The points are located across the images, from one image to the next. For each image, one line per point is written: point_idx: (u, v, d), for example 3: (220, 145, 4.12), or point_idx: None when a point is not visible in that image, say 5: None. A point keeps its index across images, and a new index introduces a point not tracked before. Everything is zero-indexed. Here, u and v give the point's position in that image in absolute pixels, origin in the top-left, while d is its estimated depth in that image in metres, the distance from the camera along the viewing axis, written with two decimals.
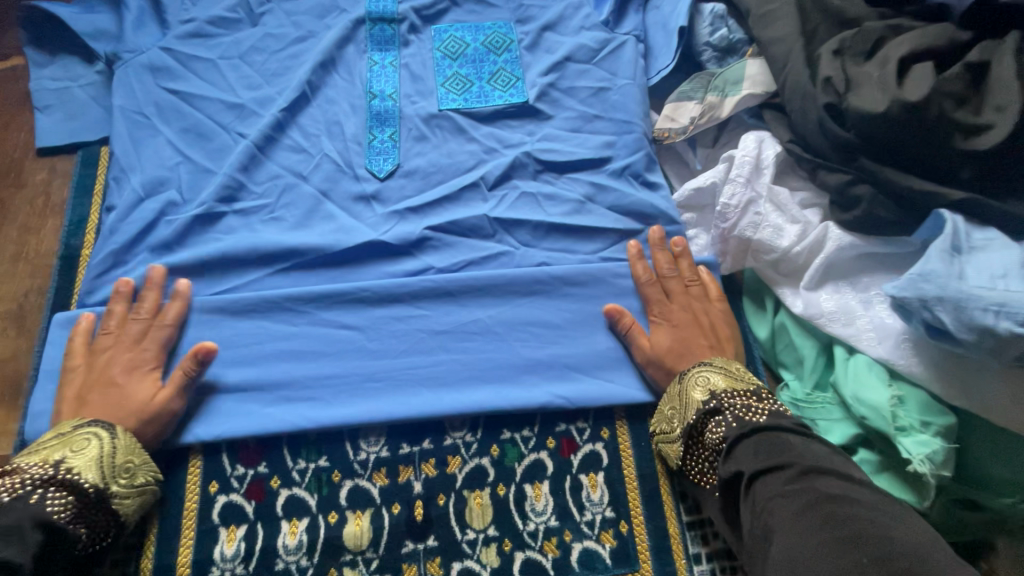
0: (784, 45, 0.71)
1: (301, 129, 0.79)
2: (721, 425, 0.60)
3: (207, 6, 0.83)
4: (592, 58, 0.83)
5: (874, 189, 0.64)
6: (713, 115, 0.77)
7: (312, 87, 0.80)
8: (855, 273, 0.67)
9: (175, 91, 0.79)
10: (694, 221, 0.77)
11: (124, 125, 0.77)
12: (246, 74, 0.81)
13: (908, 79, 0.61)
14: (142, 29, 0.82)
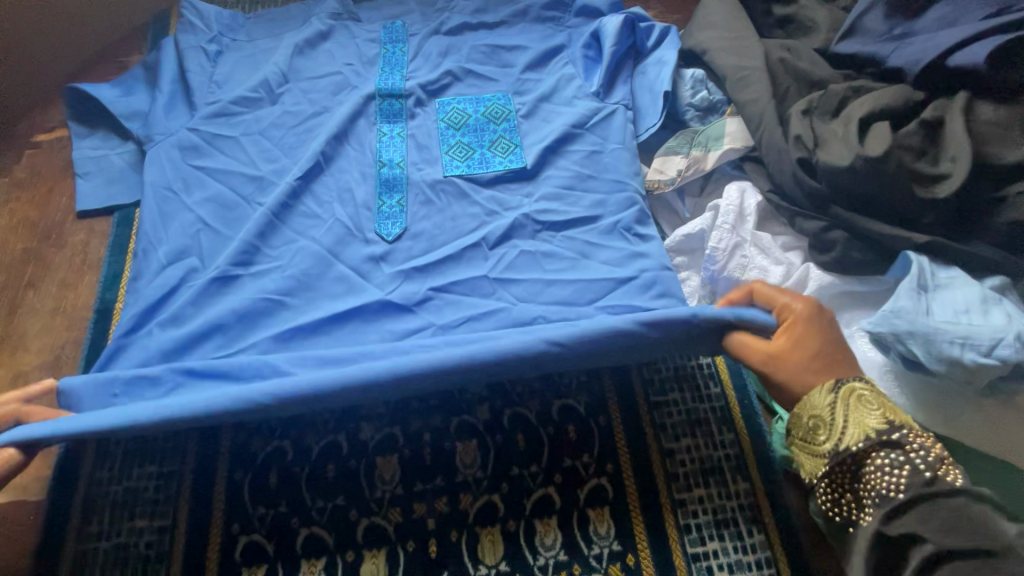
0: (759, 106, 0.79)
1: (315, 197, 0.86)
2: (899, 462, 0.55)
3: (230, 89, 0.92)
4: (583, 125, 0.91)
5: (847, 233, 0.70)
6: (698, 167, 0.85)
7: (325, 159, 0.88)
8: (837, 311, 0.72)
9: (201, 166, 0.87)
10: (685, 263, 0.83)
11: (153, 200, 0.84)
12: (265, 148, 0.89)
13: (869, 136, 0.68)
14: (172, 112, 0.92)
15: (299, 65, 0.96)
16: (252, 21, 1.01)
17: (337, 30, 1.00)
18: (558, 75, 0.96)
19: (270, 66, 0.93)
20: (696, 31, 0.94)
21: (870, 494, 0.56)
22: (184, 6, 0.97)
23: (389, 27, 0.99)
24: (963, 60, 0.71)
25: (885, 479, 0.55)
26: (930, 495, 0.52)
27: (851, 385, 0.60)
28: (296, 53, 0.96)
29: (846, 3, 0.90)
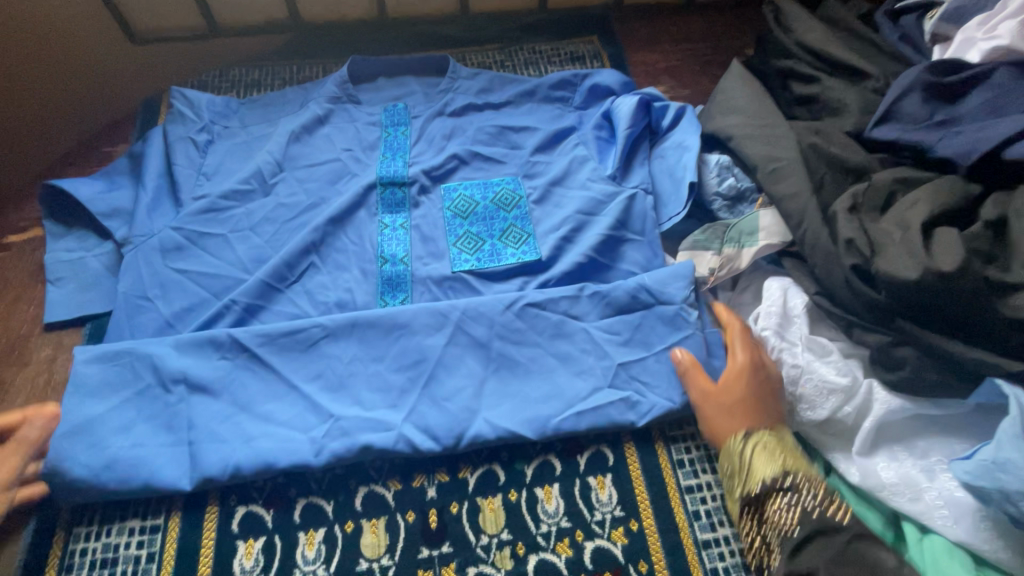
0: (798, 203, 0.72)
1: (311, 300, 0.79)
2: (794, 504, 0.61)
3: (219, 182, 0.85)
4: (598, 212, 0.84)
5: (918, 350, 0.61)
6: (732, 266, 0.78)
7: (321, 256, 0.81)
8: (910, 436, 0.64)
9: (182, 269, 0.79)
10: None
11: (124, 310, 0.77)
12: (255, 246, 0.82)
13: (934, 245, 0.60)
14: (157, 210, 0.84)
15: (294, 151, 0.89)
16: (247, 105, 0.95)
17: (336, 113, 0.93)
18: (573, 157, 0.89)
19: (263, 153, 0.86)
20: (717, 113, 0.88)
21: (768, 531, 0.62)
22: (173, 94, 0.91)
23: (390, 110, 0.93)
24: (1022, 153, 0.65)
25: (784, 514, 0.61)
26: (823, 535, 0.59)
27: (762, 434, 0.66)
28: (291, 138, 0.89)
29: (875, 83, 0.85)
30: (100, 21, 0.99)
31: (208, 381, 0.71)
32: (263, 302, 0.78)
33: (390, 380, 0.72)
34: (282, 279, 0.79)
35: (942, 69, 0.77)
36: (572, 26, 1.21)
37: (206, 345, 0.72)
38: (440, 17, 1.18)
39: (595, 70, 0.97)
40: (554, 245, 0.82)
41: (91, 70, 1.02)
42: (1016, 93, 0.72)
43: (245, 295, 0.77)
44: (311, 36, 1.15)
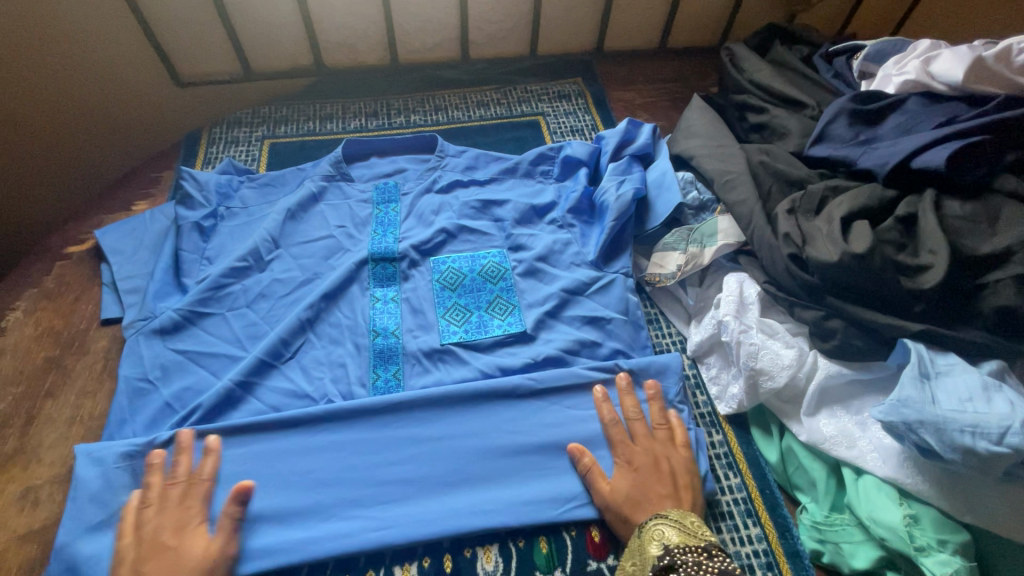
0: (746, 207, 0.86)
1: (306, 373, 0.88)
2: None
3: (220, 264, 0.96)
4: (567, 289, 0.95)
5: (844, 321, 0.74)
6: (696, 262, 0.91)
7: (315, 332, 0.91)
8: (847, 398, 0.75)
9: (182, 350, 0.88)
10: (716, 362, 0.88)
11: (126, 394, 0.83)
12: (250, 323, 0.92)
13: (853, 234, 0.73)
14: (162, 295, 0.93)
15: (289, 230, 1.02)
16: (248, 183, 1.08)
17: (330, 189, 1.09)
18: (544, 235, 1.02)
19: (261, 233, 0.99)
20: (682, 139, 1.04)
21: None
22: (183, 176, 1.02)
23: (381, 187, 1.09)
24: (925, 161, 0.79)
25: None
26: None
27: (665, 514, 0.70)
28: (288, 218, 1.03)
29: (811, 112, 1.01)
30: (151, 68, 1.16)
31: (212, 446, 0.78)
32: (257, 377, 0.86)
33: (377, 439, 0.80)
34: (278, 356, 0.88)
35: (865, 99, 0.93)
36: (558, 70, 1.39)
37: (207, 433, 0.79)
38: (445, 63, 1.37)
39: (567, 143, 1.11)
40: (531, 313, 0.94)
41: (138, 110, 1.18)
42: (922, 118, 0.88)
43: (241, 373, 0.85)
44: (332, 80, 1.33)
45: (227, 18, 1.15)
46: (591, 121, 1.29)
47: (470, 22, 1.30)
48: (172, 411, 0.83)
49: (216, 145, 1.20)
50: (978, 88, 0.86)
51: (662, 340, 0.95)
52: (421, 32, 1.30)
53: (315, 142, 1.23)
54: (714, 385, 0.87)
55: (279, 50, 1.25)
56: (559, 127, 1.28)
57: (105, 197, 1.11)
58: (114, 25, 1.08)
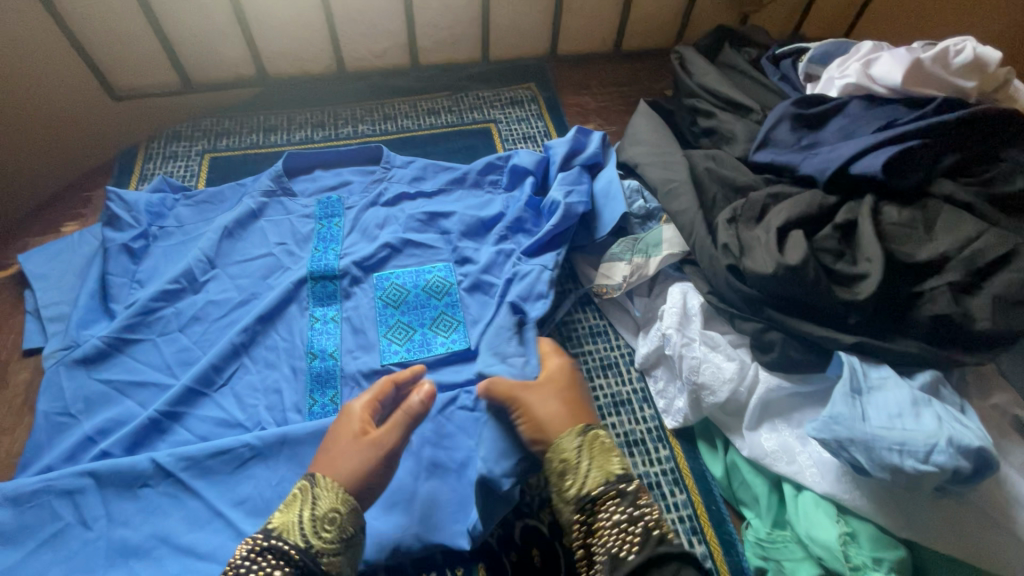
0: (688, 216, 0.84)
1: (239, 401, 0.84)
2: (626, 517, 0.56)
3: (150, 287, 0.92)
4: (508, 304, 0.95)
5: (784, 334, 0.72)
6: (641, 273, 0.89)
7: (250, 356, 0.88)
8: (789, 411, 0.73)
9: (108, 380, 0.84)
10: (664, 375, 0.86)
11: (46, 430, 0.79)
12: (182, 349, 0.88)
13: (790, 245, 0.72)
14: (88, 321, 0.88)
15: (227, 249, 0.98)
16: (183, 201, 1.03)
17: (270, 206, 1.05)
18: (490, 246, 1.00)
19: (195, 253, 0.95)
20: (628, 145, 1.01)
21: (604, 548, 0.55)
22: (110, 196, 0.97)
23: (324, 202, 1.06)
24: (864, 167, 0.78)
25: (614, 532, 0.56)
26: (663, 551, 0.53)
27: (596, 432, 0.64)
28: (224, 236, 0.99)
29: (758, 116, 1.00)
30: (79, 80, 1.11)
31: (136, 481, 0.75)
32: (186, 406, 0.82)
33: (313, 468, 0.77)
34: (210, 383, 0.84)
35: (809, 102, 0.92)
36: (512, 74, 1.36)
37: (128, 468, 0.74)
38: (394, 70, 1.33)
39: (515, 152, 1.09)
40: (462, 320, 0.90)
41: (66, 127, 1.13)
42: (863, 121, 0.87)
43: (166, 403, 0.81)
44: (278, 90, 1.28)
45: (160, 30, 1.11)
46: (544, 126, 1.27)
47: (418, 28, 1.27)
48: (95, 444, 0.79)
49: (153, 161, 1.16)
50: (916, 91, 0.86)
51: (610, 352, 0.92)
52: (368, 39, 1.26)
53: (259, 155, 1.19)
54: (662, 398, 0.85)
55: (220, 61, 1.21)
56: (510, 134, 1.25)
57: (36, 218, 1.07)
58: (42, 39, 1.03)
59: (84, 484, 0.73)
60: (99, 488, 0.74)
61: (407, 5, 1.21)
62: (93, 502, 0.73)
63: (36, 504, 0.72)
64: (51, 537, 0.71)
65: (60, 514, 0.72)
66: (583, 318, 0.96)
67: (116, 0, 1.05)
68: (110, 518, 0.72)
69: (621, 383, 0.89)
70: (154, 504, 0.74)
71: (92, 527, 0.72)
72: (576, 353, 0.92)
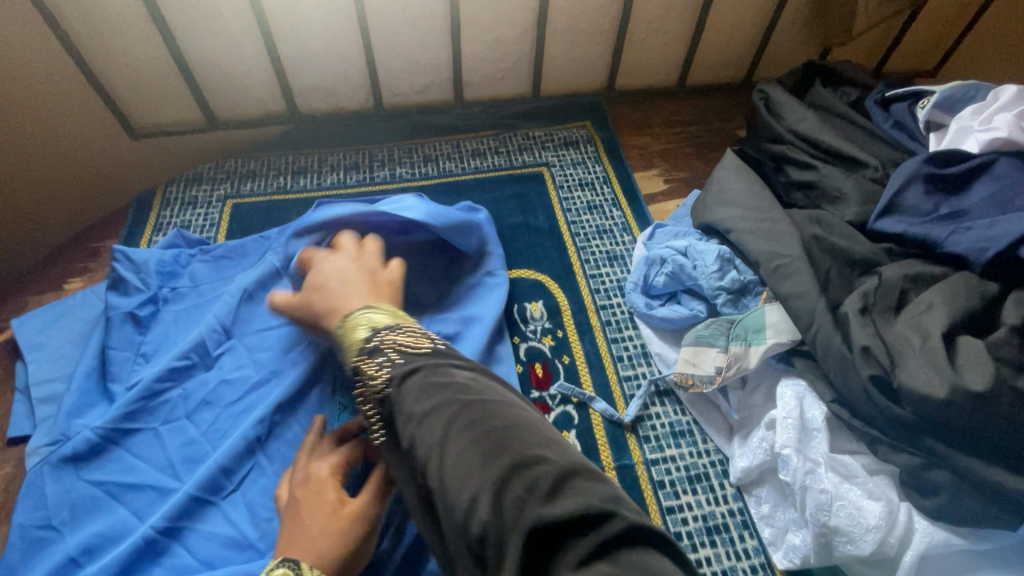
0: (806, 302, 0.68)
1: (253, 511, 0.70)
2: (383, 353, 0.48)
3: (156, 364, 0.79)
4: (572, 399, 0.81)
5: (952, 474, 0.55)
6: (740, 365, 0.73)
7: (267, 453, 0.74)
8: (956, 573, 0.57)
9: (100, 482, 0.70)
10: (770, 497, 0.70)
11: (21, 546, 0.66)
12: (188, 441, 0.75)
13: (960, 358, 0.55)
14: (80, 406, 0.75)
15: (244, 315, 0.85)
16: (199, 257, 0.91)
17: None
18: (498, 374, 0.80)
19: (209, 321, 0.82)
20: (713, 204, 0.85)
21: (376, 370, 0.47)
22: (116, 256, 0.84)
23: None
24: None
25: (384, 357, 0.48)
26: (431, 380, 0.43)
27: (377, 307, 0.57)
28: (242, 300, 0.86)
29: (873, 173, 0.84)
30: (94, 118, 1.00)
31: None
32: (188, 520, 0.68)
33: None
34: (218, 489, 0.70)
35: (944, 160, 0.75)
36: (564, 112, 1.23)
37: None
38: (435, 106, 1.21)
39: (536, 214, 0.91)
40: None
41: (79, 169, 1.02)
42: (1020, 185, 0.70)
43: (167, 516, 0.67)
44: (309, 128, 1.17)
45: (184, 64, 1.00)
46: (603, 171, 1.12)
47: (465, 61, 1.14)
48: (79, 567, 0.65)
49: (170, 207, 1.04)
50: None
51: (698, 460, 0.75)
52: (409, 73, 1.14)
53: (285, 201, 1.07)
54: (768, 527, 0.69)
55: (248, 96, 1.10)
56: (565, 179, 1.11)
57: (39, 274, 0.95)
58: (57, 75, 0.93)
59: None
60: None
61: (454, 36, 1.08)
62: None
63: None
64: None
65: None
66: (663, 412, 0.80)
67: (138, 33, 0.95)
68: None
69: (714, 502, 0.72)
70: None
71: None
72: (657, 459, 0.76)
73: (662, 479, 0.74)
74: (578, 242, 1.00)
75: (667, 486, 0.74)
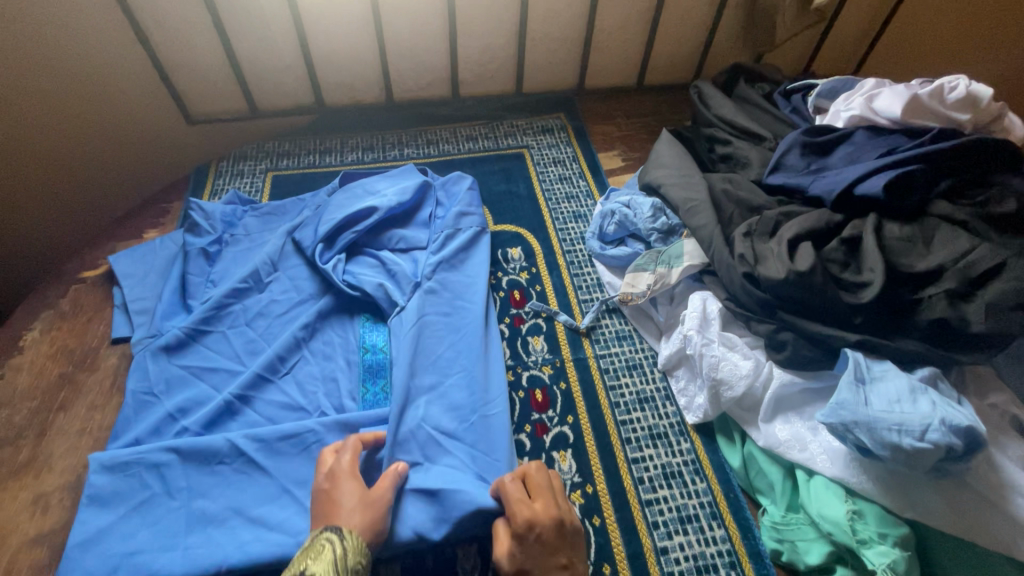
0: (708, 230, 0.94)
1: (300, 387, 0.94)
2: None
3: (221, 286, 1.03)
4: (541, 313, 1.05)
5: (795, 334, 0.80)
6: (665, 282, 0.98)
7: (310, 349, 0.98)
8: (801, 405, 0.81)
9: (186, 365, 0.94)
10: (685, 375, 0.94)
11: (132, 407, 0.89)
12: (250, 340, 0.99)
13: (800, 254, 0.81)
14: (169, 315, 0.99)
15: (288, 255, 1.09)
16: (251, 213, 1.16)
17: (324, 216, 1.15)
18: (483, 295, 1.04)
19: (262, 257, 1.06)
20: (650, 168, 1.11)
21: None
22: (191, 207, 1.10)
23: None
24: (867, 188, 0.87)
25: None
26: None
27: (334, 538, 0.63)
28: (286, 243, 1.10)
29: (770, 144, 1.10)
30: (164, 106, 1.26)
31: (214, 458, 0.84)
32: (254, 391, 0.92)
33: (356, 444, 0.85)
34: (274, 370, 0.94)
35: (816, 131, 1.01)
36: (543, 105, 1.50)
37: (203, 442, 0.84)
38: (436, 100, 1.47)
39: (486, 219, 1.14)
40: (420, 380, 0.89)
41: (151, 146, 1.28)
42: (867, 149, 0.96)
43: (239, 387, 0.91)
44: (332, 117, 1.43)
45: (235, 63, 1.26)
46: (572, 152, 1.38)
47: (460, 63, 1.40)
48: (175, 421, 0.89)
49: (223, 178, 1.30)
50: (915, 123, 0.95)
51: (635, 354, 1.00)
52: (415, 73, 1.40)
53: (316, 174, 1.32)
54: (683, 396, 0.93)
55: (284, 89, 1.35)
56: (542, 158, 1.36)
57: (119, 226, 1.20)
58: (143, 75, 1.20)
59: (170, 457, 0.83)
60: (183, 463, 0.83)
61: (451, 44, 1.35)
62: (177, 474, 0.82)
63: (129, 473, 0.82)
64: (140, 504, 0.80)
65: (148, 483, 0.82)
66: (610, 324, 1.04)
67: (203, 42, 1.21)
68: (191, 486, 0.82)
69: (646, 382, 0.96)
70: (235, 474, 0.83)
71: (175, 497, 0.81)
72: (603, 353, 1.00)
73: (606, 367, 0.98)
74: (550, 205, 1.26)
75: (611, 371, 0.98)
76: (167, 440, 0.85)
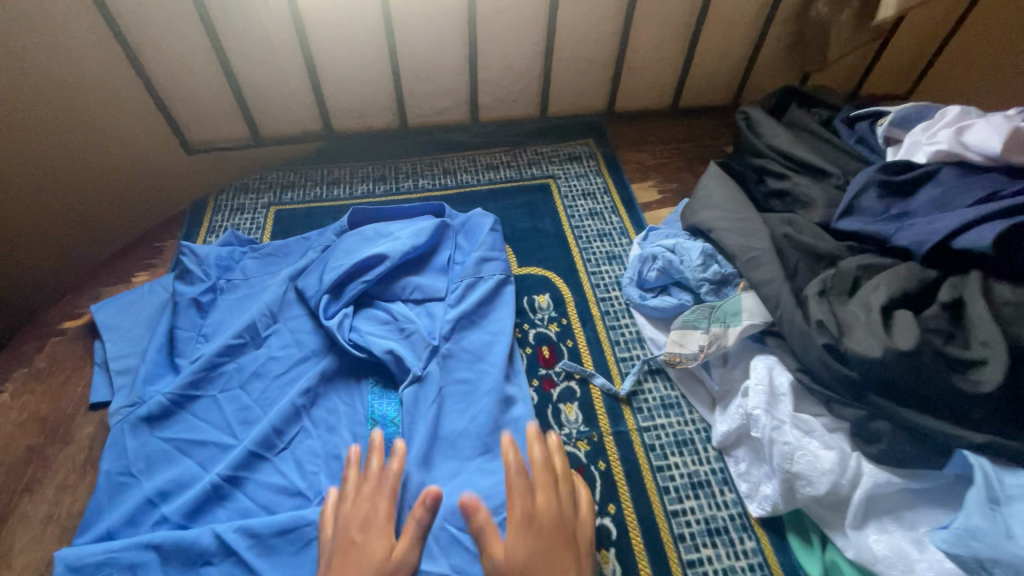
0: (774, 287, 0.80)
1: (299, 467, 0.81)
2: None
3: (213, 342, 0.91)
4: (575, 374, 0.92)
5: (890, 423, 0.67)
6: (720, 344, 0.84)
7: (311, 418, 0.86)
8: (899, 509, 0.67)
9: (170, 439, 0.82)
10: (746, 455, 0.80)
11: (107, 491, 0.77)
12: (243, 407, 0.87)
13: (896, 326, 0.68)
14: (153, 377, 0.87)
15: (288, 305, 0.97)
16: (250, 254, 1.04)
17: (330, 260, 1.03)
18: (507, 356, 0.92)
19: (259, 308, 0.94)
20: (697, 207, 0.98)
21: None
22: (183, 250, 0.99)
23: None
24: (970, 242, 0.72)
25: None
26: None
27: None
28: (287, 291, 0.98)
29: (836, 181, 0.97)
30: (160, 136, 1.17)
31: (200, 558, 0.72)
32: (247, 471, 0.80)
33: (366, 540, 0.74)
34: (270, 446, 0.82)
35: (895, 169, 0.88)
36: (569, 130, 1.37)
37: (187, 538, 0.72)
38: (453, 125, 1.35)
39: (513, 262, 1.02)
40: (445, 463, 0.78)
41: (145, 178, 1.18)
42: (959, 190, 0.82)
43: (229, 466, 0.79)
44: (340, 145, 1.32)
45: (237, 89, 1.15)
46: (603, 183, 1.25)
47: (480, 86, 1.29)
48: (155, 507, 0.77)
49: (221, 213, 1.19)
50: (1016, 161, 0.80)
51: (684, 426, 0.86)
52: (430, 97, 1.29)
53: (322, 208, 1.21)
54: (744, 482, 0.79)
55: (290, 116, 1.25)
56: (570, 190, 1.24)
57: (108, 268, 1.09)
58: (137, 104, 1.11)
59: (148, 557, 0.71)
60: (163, 563, 0.71)
61: (471, 66, 1.23)
62: None
63: None
64: None
65: None
66: (654, 388, 0.91)
67: (203, 68, 1.11)
68: None
69: (698, 462, 0.83)
70: None
71: None
72: (648, 426, 0.86)
73: (652, 443, 0.85)
74: (581, 244, 1.13)
75: (657, 448, 0.84)
76: (144, 533, 0.73)
